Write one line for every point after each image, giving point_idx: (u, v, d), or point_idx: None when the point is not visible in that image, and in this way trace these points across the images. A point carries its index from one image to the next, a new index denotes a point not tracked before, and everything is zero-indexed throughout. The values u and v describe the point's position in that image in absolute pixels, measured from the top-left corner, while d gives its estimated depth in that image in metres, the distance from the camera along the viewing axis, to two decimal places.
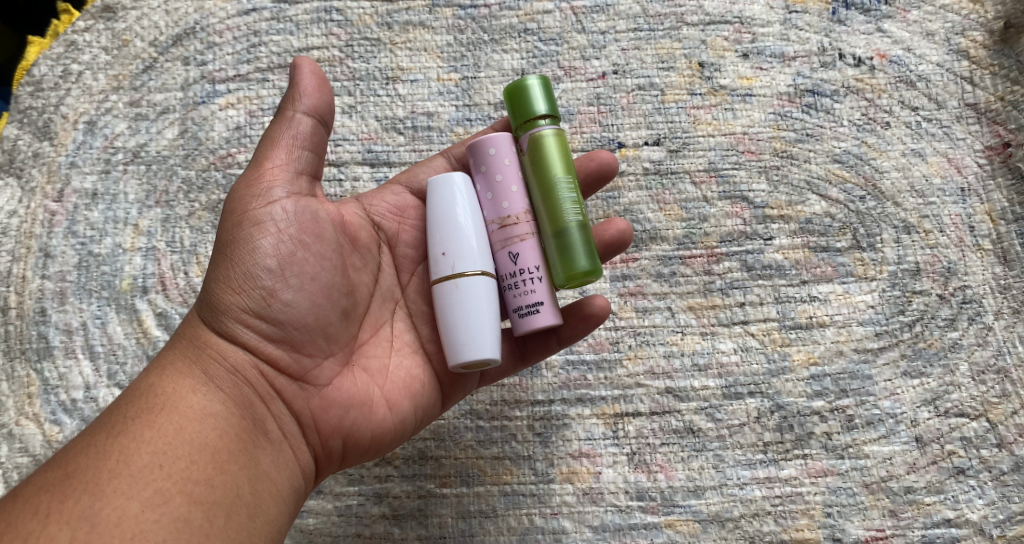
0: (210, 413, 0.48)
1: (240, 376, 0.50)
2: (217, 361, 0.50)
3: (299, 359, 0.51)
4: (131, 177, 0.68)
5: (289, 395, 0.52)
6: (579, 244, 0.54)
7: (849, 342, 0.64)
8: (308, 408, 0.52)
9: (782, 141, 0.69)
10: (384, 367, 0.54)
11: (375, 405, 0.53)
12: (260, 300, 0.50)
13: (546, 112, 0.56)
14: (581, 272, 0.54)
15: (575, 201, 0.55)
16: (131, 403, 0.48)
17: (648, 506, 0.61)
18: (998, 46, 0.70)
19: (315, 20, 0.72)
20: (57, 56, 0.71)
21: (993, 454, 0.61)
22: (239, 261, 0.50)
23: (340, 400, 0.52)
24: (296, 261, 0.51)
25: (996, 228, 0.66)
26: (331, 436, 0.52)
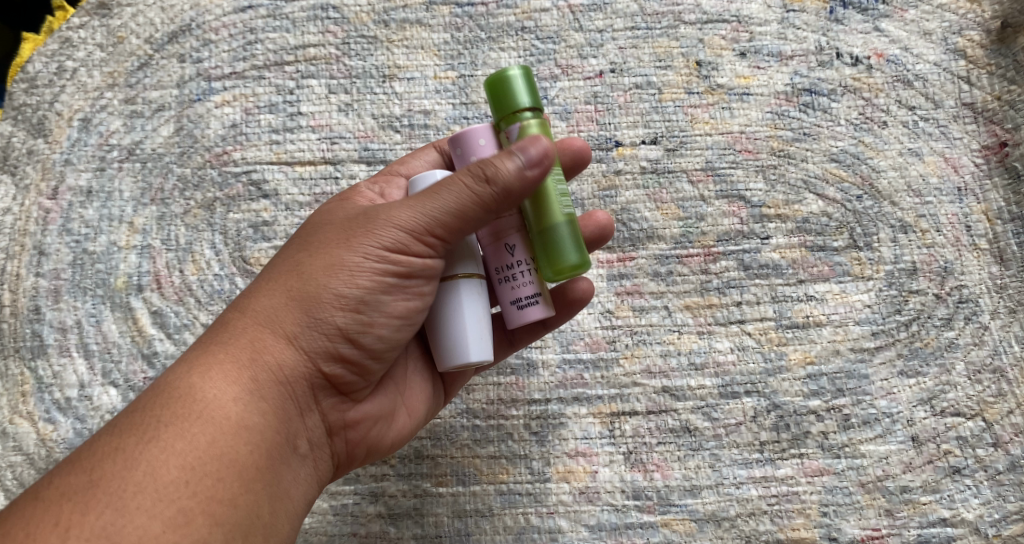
0: (246, 427, 0.48)
1: (293, 390, 0.50)
2: (273, 373, 0.49)
3: (356, 380, 0.53)
4: (126, 174, 0.68)
5: (326, 409, 0.53)
6: (568, 238, 0.53)
7: (845, 341, 0.64)
8: (340, 420, 0.53)
9: (779, 141, 0.69)
10: (405, 375, 0.57)
11: (393, 415, 0.56)
12: (358, 327, 0.50)
13: (528, 104, 0.53)
14: (571, 266, 0.52)
15: (563, 193, 0.53)
16: (164, 407, 0.47)
17: (644, 505, 0.61)
18: (995, 45, 0.70)
19: (312, 18, 0.72)
20: (52, 53, 0.70)
21: (989, 453, 0.61)
22: (354, 282, 0.50)
23: (368, 412, 0.55)
24: None
25: (993, 227, 0.66)
26: (354, 446, 0.55)
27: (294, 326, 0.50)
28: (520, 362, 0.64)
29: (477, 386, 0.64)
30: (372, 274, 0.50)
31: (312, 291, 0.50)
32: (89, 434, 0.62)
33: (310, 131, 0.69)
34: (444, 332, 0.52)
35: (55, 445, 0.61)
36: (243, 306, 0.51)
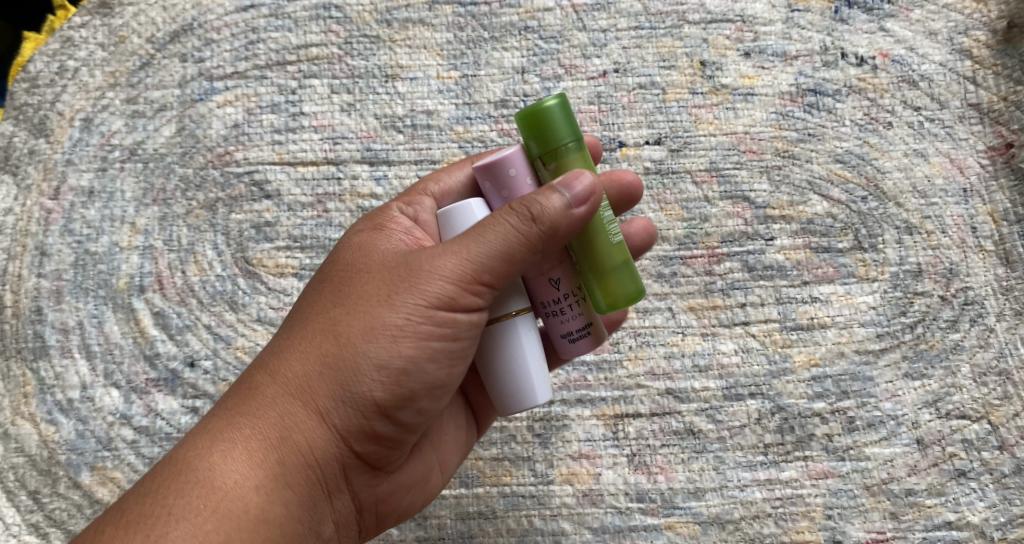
0: (265, 520, 0.46)
1: (319, 470, 0.49)
2: (301, 453, 0.48)
3: (388, 454, 0.51)
4: (128, 174, 0.67)
5: (356, 486, 0.51)
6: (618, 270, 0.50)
7: (850, 343, 0.63)
8: (370, 492, 0.52)
9: (784, 141, 0.68)
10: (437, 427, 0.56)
11: (429, 477, 0.56)
12: (396, 402, 0.48)
13: (573, 139, 0.49)
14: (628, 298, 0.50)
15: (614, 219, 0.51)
16: (182, 497, 0.46)
17: (648, 507, 0.61)
18: (1001, 46, 0.69)
19: (314, 17, 0.71)
20: (53, 52, 0.70)
21: (994, 456, 0.61)
22: (398, 354, 0.47)
23: (403, 482, 0.54)
24: None
25: (998, 229, 0.66)
26: (377, 517, 0.54)
27: (326, 401, 0.48)
28: None
29: None
30: (404, 345, 0.47)
31: (347, 365, 0.47)
32: (91, 435, 0.62)
33: (312, 131, 0.69)
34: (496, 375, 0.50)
35: (57, 446, 0.61)
36: (273, 371, 0.49)
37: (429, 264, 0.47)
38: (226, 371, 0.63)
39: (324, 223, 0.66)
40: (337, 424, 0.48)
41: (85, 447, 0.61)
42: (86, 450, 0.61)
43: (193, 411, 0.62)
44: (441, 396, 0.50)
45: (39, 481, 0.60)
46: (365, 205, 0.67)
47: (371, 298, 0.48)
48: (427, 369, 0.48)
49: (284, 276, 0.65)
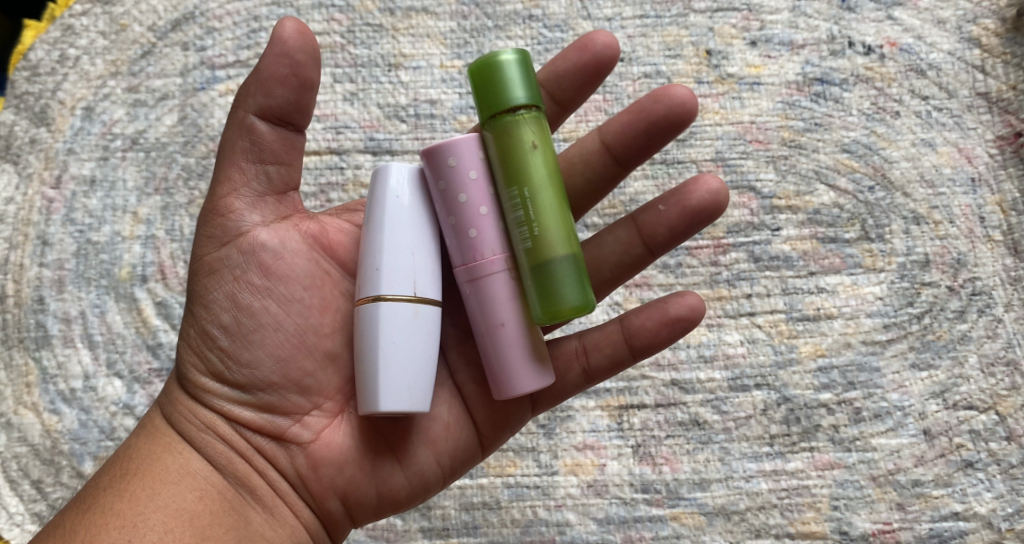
0: (189, 473, 0.46)
1: (212, 435, 0.47)
2: (188, 419, 0.48)
3: (274, 412, 0.48)
4: (130, 163, 0.67)
5: (270, 453, 0.48)
6: (565, 273, 0.47)
7: (857, 334, 0.63)
8: (292, 466, 0.48)
9: (790, 131, 0.68)
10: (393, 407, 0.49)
11: (378, 455, 0.49)
12: (223, 346, 0.47)
13: (527, 99, 0.47)
14: (568, 311, 0.46)
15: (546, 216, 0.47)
16: (107, 472, 0.46)
17: (653, 498, 0.60)
18: (1011, 34, 0.69)
19: (316, 6, 0.71)
20: (53, 40, 0.69)
21: (1002, 447, 0.60)
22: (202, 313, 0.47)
23: (329, 458, 0.48)
24: (255, 312, 0.47)
25: (1007, 219, 0.65)
26: (326, 497, 0.49)
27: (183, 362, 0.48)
28: None
29: None
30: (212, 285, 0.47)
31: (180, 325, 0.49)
32: (94, 425, 0.61)
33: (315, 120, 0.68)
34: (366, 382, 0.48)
35: (60, 436, 0.61)
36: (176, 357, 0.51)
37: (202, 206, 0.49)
38: None
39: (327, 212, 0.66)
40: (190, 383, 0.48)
41: (88, 437, 0.61)
42: (89, 440, 0.61)
43: None
44: (265, 340, 0.47)
45: (41, 470, 0.60)
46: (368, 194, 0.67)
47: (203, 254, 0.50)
48: (221, 317, 0.47)
49: None
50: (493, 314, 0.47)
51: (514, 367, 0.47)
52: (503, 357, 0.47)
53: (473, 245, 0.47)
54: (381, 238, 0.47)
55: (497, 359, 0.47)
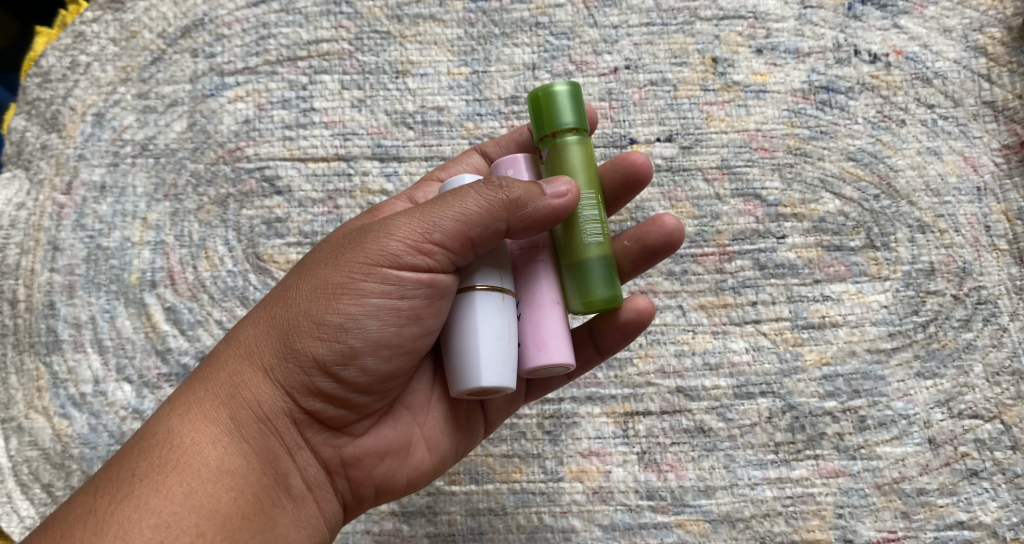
0: (226, 471, 0.45)
1: (270, 426, 0.47)
2: (249, 407, 0.47)
3: (343, 413, 0.49)
4: (140, 169, 0.68)
5: (317, 444, 0.49)
6: (600, 268, 0.49)
7: (861, 342, 0.63)
8: (338, 456, 0.50)
9: (796, 139, 0.68)
10: (426, 400, 0.53)
11: (412, 449, 0.52)
12: (335, 358, 0.47)
13: (572, 125, 0.50)
14: (599, 301, 0.49)
15: (597, 219, 0.50)
16: (141, 457, 0.45)
17: (658, 505, 0.61)
18: (1017, 43, 0.69)
19: (325, 13, 0.71)
20: (65, 47, 0.70)
21: (1007, 456, 0.60)
22: (344, 319, 0.46)
23: (376, 449, 0.51)
24: (395, 330, 0.47)
25: (1013, 228, 0.65)
26: (361, 485, 0.51)
27: (271, 357, 0.47)
28: None
29: None
30: (351, 327, 0.47)
31: (293, 324, 0.47)
32: (103, 429, 0.62)
33: (323, 127, 0.69)
34: (448, 354, 0.48)
35: (70, 440, 0.61)
36: (232, 333, 0.49)
37: (378, 228, 0.47)
38: None
39: (335, 219, 0.67)
40: (275, 377, 0.47)
41: (98, 441, 0.61)
42: (99, 444, 0.61)
43: None
44: (392, 355, 0.48)
45: (52, 474, 0.61)
46: (375, 201, 0.67)
47: (318, 264, 0.48)
48: (368, 325, 0.47)
49: None
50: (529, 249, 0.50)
51: (550, 335, 0.48)
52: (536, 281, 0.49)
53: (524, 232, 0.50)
54: None
55: (531, 285, 0.49)
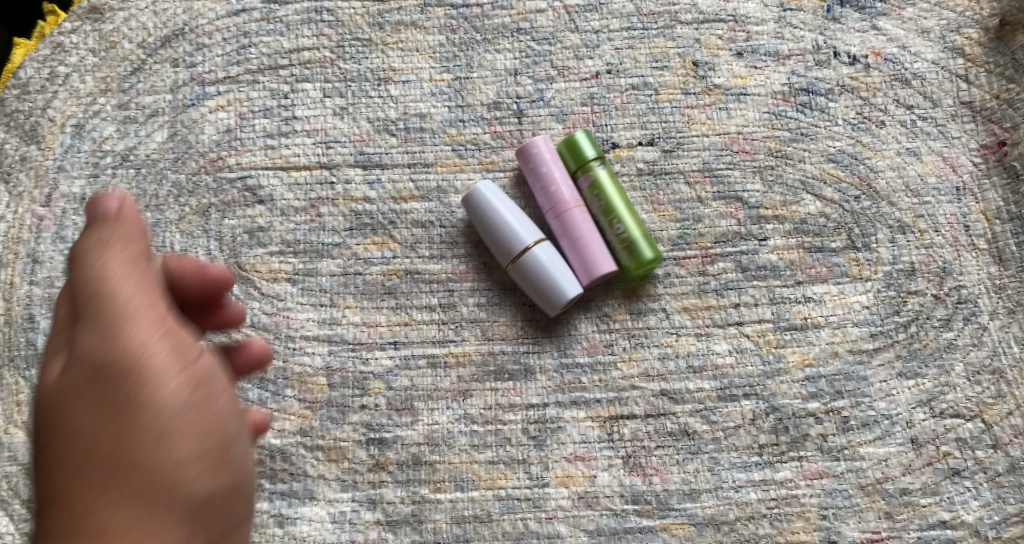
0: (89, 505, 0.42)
1: (109, 445, 0.44)
2: (90, 442, 0.44)
3: (162, 403, 0.45)
4: (120, 180, 0.67)
5: (146, 454, 0.44)
6: (641, 238, 0.64)
7: (844, 343, 0.63)
8: (165, 468, 0.44)
9: (776, 141, 0.68)
10: (176, 390, 0.46)
11: (203, 451, 0.46)
12: (126, 364, 0.45)
13: (594, 156, 0.65)
14: (647, 262, 0.63)
15: (629, 212, 0.64)
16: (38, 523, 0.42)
17: (643, 510, 0.61)
18: (993, 44, 0.69)
19: (306, 21, 0.71)
20: (44, 58, 0.70)
21: (988, 455, 0.61)
22: (109, 307, 0.46)
23: (194, 445, 0.45)
24: (97, 313, 0.46)
25: (991, 227, 0.65)
26: (185, 490, 0.45)
27: (81, 395, 0.45)
28: (517, 368, 0.63)
29: (474, 392, 0.63)
30: (166, 312, 0.47)
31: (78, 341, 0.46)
32: None
33: (305, 135, 0.69)
34: (534, 293, 0.63)
35: None
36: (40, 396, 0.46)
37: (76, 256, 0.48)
38: None
39: (318, 227, 0.67)
40: (83, 394, 0.45)
41: None
42: None
43: None
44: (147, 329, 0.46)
45: (32, 489, 0.61)
46: (358, 208, 0.67)
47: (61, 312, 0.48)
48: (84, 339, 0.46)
49: (277, 281, 0.65)
50: (577, 229, 0.64)
51: (598, 251, 0.64)
52: (590, 248, 0.64)
53: (556, 198, 0.64)
54: (499, 236, 0.63)
55: (574, 226, 0.64)
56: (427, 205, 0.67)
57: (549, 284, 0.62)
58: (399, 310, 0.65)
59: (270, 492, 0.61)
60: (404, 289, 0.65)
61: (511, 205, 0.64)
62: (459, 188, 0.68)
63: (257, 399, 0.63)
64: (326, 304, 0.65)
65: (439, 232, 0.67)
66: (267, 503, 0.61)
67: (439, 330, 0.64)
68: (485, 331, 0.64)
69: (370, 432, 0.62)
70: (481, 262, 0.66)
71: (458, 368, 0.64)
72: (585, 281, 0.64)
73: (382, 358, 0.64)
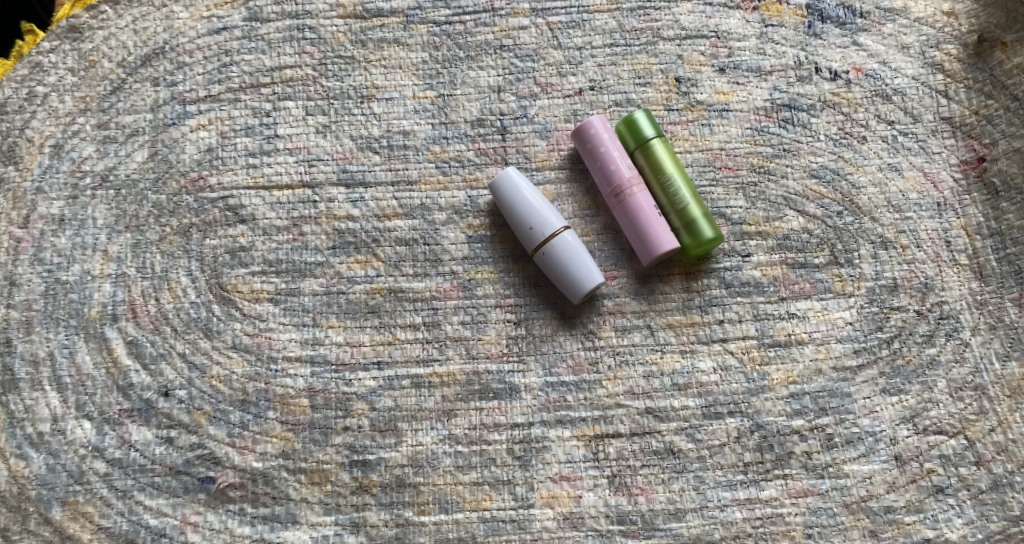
0: None
1: None
2: None
3: None
4: (100, 201, 0.67)
5: None
6: (701, 217, 0.64)
7: (828, 360, 0.64)
8: None
9: (759, 157, 0.68)
10: None
11: None
12: None
13: (653, 134, 0.65)
14: (708, 241, 0.64)
15: (689, 190, 0.65)
16: None
17: (629, 530, 0.61)
18: (973, 59, 0.69)
19: (288, 39, 0.71)
20: (22, 78, 0.69)
21: (971, 472, 0.61)
22: None
23: None
24: None
25: (972, 243, 0.66)
26: None
27: None
28: (502, 387, 0.63)
29: (459, 411, 0.63)
30: None
31: None
32: (62, 469, 0.62)
33: (287, 154, 0.68)
34: (557, 279, 0.64)
35: (27, 481, 0.61)
36: None
37: None
38: (202, 400, 0.63)
39: (300, 246, 0.66)
40: None
41: (56, 482, 0.61)
42: (57, 485, 0.61)
43: (168, 441, 0.62)
44: None
45: (8, 517, 0.61)
46: (341, 227, 0.67)
47: None
48: None
49: (259, 301, 0.65)
50: (639, 208, 0.64)
51: (660, 229, 0.64)
52: (651, 225, 0.64)
53: (614, 177, 0.65)
54: (522, 218, 0.64)
55: (635, 205, 0.64)
56: (411, 223, 0.67)
57: (568, 273, 0.63)
58: (383, 329, 0.64)
59: (252, 516, 0.61)
60: (388, 308, 0.65)
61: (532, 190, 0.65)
62: (442, 205, 0.67)
63: (239, 421, 0.62)
64: (309, 324, 0.64)
65: (422, 250, 0.66)
66: (249, 527, 0.61)
67: (423, 349, 0.64)
68: (470, 349, 0.64)
69: (353, 453, 0.62)
70: (465, 280, 0.66)
71: (443, 387, 0.63)
72: (646, 260, 0.65)
73: (366, 379, 0.63)
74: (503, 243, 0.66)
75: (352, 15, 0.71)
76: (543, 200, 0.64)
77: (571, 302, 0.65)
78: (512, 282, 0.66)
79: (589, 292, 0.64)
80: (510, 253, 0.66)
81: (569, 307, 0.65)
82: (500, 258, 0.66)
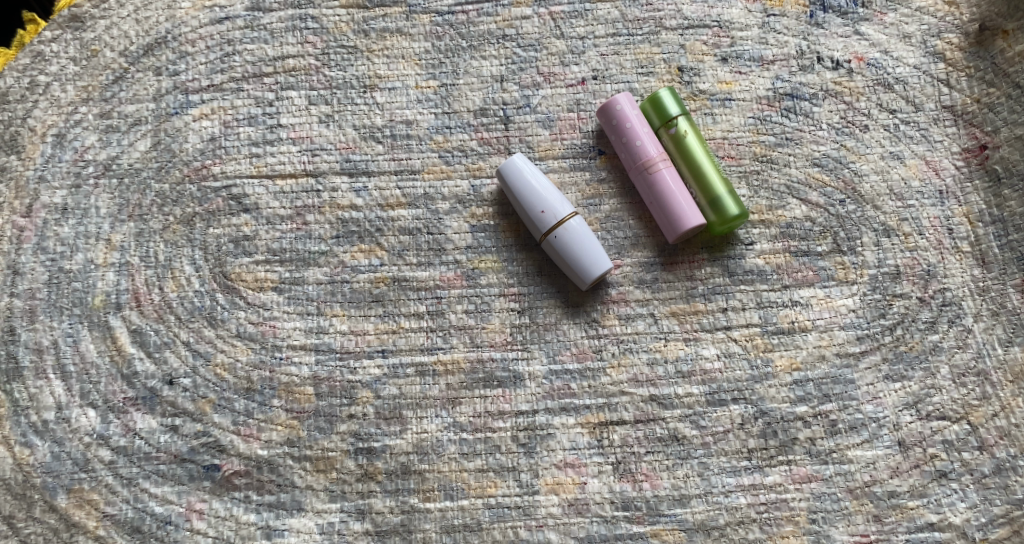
0: None
1: None
2: None
3: None
4: (103, 191, 0.67)
5: None
6: (726, 194, 0.65)
7: (831, 347, 0.64)
8: None
9: (762, 146, 0.68)
10: None
11: None
12: None
13: (678, 111, 0.66)
14: (733, 218, 0.64)
15: (714, 167, 0.65)
16: None
17: (633, 516, 0.61)
18: (974, 48, 0.70)
19: (290, 28, 0.71)
20: (23, 67, 0.69)
21: (974, 457, 0.61)
22: None
23: None
24: None
25: (974, 230, 0.66)
26: None
27: None
28: (506, 374, 0.63)
29: (463, 399, 0.63)
30: None
31: None
32: (67, 457, 0.62)
33: (290, 143, 0.68)
34: (566, 266, 0.64)
35: (32, 469, 0.61)
36: None
37: None
38: (206, 388, 0.63)
39: (304, 235, 0.66)
40: None
41: (60, 470, 0.61)
42: (62, 473, 0.61)
43: (173, 430, 0.62)
44: None
45: (13, 505, 0.61)
46: (345, 216, 0.67)
47: None
48: None
49: (263, 290, 0.65)
50: (664, 185, 0.65)
51: (686, 206, 0.64)
52: (676, 202, 0.64)
53: (640, 154, 0.65)
54: (529, 205, 0.64)
55: (661, 181, 0.65)
56: (414, 212, 0.67)
57: (577, 260, 0.63)
58: (387, 318, 0.65)
59: (257, 504, 0.61)
60: (391, 297, 0.65)
61: (540, 177, 0.65)
62: (445, 195, 0.67)
63: (243, 409, 0.63)
64: (313, 313, 0.65)
65: (426, 239, 0.66)
66: (254, 515, 0.61)
67: (427, 338, 0.64)
68: (474, 337, 0.64)
69: (358, 441, 0.62)
70: (468, 269, 0.66)
71: (447, 376, 0.63)
72: (672, 238, 0.65)
73: (370, 367, 0.63)
74: (506, 232, 0.67)
75: (355, 5, 0.71)
76: (549, 187, 0.64)
77: (575, 291, 0.65)
78: (516, 270, 0.66)
79: (598, 277, 0.64)
80: (514, 242, 0.66)
81: (578, 294, 0.65)
82: (504, 247, 0.66)
